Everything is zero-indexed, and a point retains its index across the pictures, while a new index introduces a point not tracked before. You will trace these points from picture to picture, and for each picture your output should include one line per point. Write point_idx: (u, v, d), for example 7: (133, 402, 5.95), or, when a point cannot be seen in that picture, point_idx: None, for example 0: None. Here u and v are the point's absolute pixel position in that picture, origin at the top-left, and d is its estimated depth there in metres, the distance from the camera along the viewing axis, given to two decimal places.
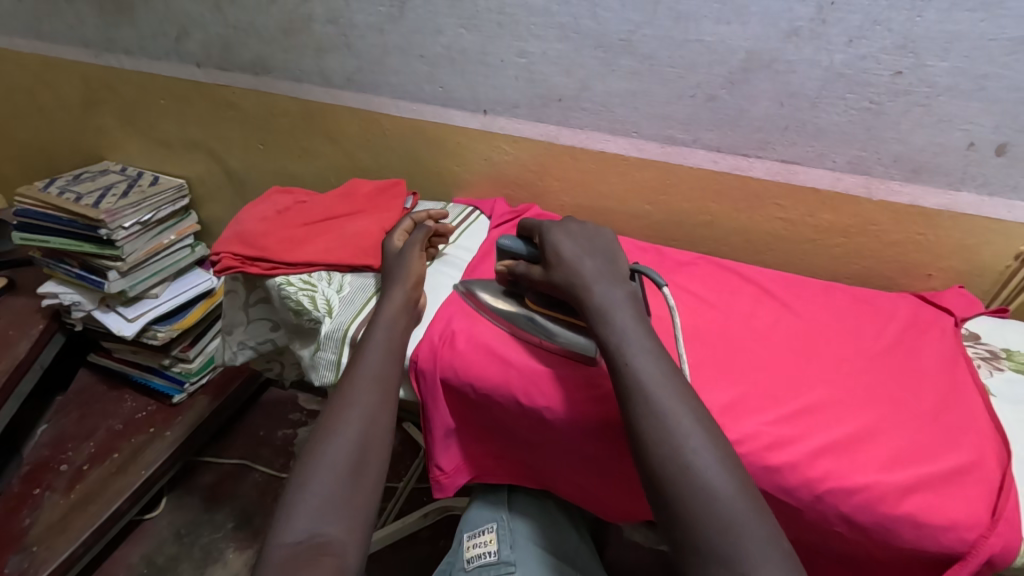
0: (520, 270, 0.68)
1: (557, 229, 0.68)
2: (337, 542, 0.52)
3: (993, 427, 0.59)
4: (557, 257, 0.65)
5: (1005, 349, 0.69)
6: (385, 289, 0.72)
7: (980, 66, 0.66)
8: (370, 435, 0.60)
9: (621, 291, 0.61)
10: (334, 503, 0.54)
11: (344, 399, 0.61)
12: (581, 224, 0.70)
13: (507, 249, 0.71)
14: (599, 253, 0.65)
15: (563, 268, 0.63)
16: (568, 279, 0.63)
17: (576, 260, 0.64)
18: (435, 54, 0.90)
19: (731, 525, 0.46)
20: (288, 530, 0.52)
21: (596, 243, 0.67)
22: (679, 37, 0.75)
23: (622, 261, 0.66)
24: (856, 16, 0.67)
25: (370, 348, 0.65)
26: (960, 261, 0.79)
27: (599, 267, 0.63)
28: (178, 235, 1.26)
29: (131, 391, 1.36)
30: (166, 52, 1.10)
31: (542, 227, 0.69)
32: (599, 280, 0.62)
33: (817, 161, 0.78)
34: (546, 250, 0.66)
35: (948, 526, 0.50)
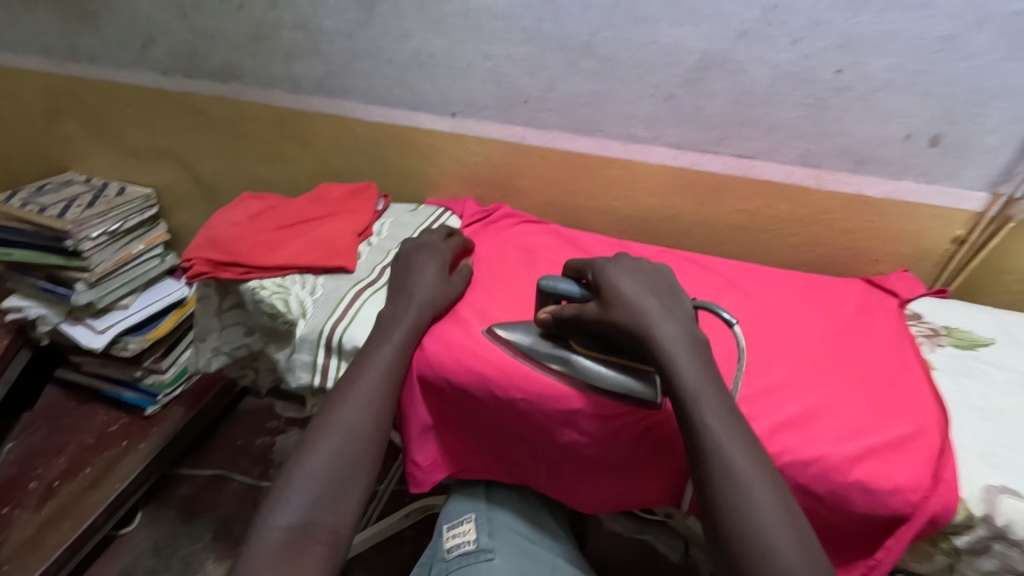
0: (571, 315, 0.64)
1: (613, 267, 0.66)
2: (329, 530, 0.55)
3: (936, 398, 0.63)
4: (619, 297, 0.62)
5: (945, 326, 0.74)
6: (404, 284, 0.72)
7: (914, 62, 0.70)
8: (374, 427, 0.61)
9: (686, 335, 0.59)
10: (327, 493, 0.57)
11: (345, 389, 0.62)
12: (636, 261, 0.68)
13: (552, 292, 0.66)
14: (663, 294, 0.63)
15: (628, 309, 0.60)
16: (634, 319, 0.60)
17: (641, 300, 0.61)
18: (403, 58, 0.91)
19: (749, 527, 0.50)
20: (280, 515, 0.55)
21: (658, 284, 0.65)
22: (638, 40, 0.78)
23: (684, 301, 0.64)
24: (799, 17, 0.71)
25: (379, 343, 0.65)
26: (904, 247, 0.84)
27: (664, 307, 0.61)
28: (147, 244, 1.25)
29: (103, 405, 1.34)
30: (132, 61, 1.10)
31: (595, 267, 0.67)
32: (668, 324, 0.60)
33: (770, 155, 0.82)
34: (606, 288, 0.63)
35: (894, 490, 0.54)
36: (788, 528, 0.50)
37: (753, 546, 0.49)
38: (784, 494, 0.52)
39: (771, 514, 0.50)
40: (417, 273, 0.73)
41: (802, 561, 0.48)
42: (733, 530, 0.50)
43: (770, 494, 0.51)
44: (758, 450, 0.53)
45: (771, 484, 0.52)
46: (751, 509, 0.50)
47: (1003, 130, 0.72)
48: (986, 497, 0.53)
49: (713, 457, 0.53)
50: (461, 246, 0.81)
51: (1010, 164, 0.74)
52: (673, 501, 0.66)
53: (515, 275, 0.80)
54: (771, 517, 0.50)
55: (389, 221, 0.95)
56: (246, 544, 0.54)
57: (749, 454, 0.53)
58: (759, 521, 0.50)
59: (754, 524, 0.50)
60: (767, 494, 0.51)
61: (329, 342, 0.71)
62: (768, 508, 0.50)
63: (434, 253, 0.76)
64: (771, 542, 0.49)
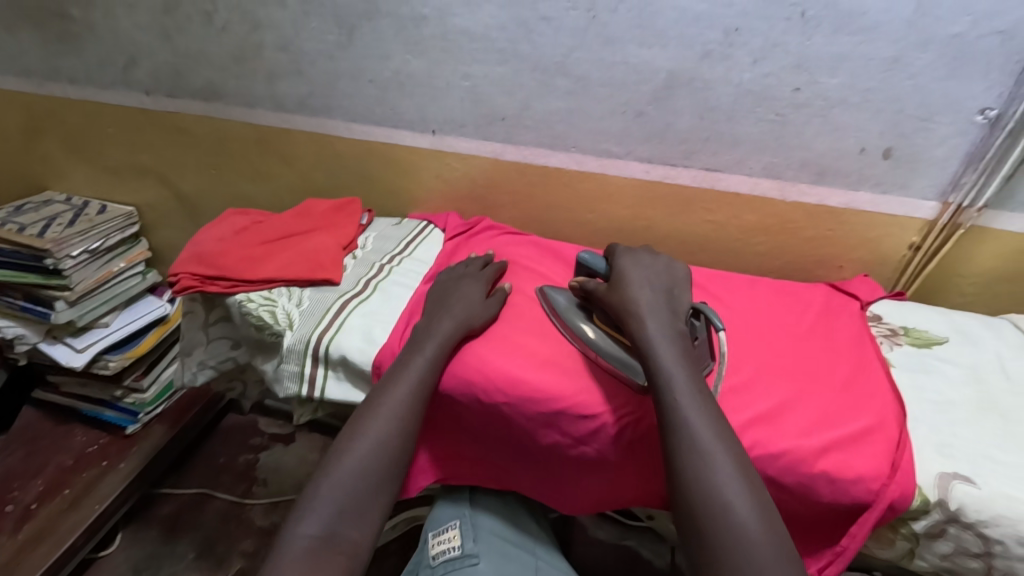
0: (593, 287, 0.72)
1: (628, 258, 0.74)
2: (354, 543, 0.58)
3: (894, 393, 0.67)
4: (619, 287, 0.69)
5: (903, 327, 0.78)
6: (436, 313, 0.73)
7: (863, 81, 0.76)
8: (394, 441, 0.63)
9: (671, 326, 0.65)
10: (353, 505, 0.59)
11: (381, 399, 0.64)
12: (654, 258, 0.76)
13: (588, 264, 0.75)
14: (660, 288, 0.70)
15: (622, 296, 0.68)
16: (624, 306, 0.67)
17: (635, 291, 0.68)
18: (384, 78, 0.94)
19: (715, 501, 0.53)
20: (307, 523, 0.57)
21: (658, 281, 0.71)
22: (609, 60, 0.83)
23: (679, 298, 0.70)
24: (757, 40, 0.76)
25: (415, 354, 0.67)
26: (865, 253, 0.89)
27: (655, 301, 0.68)
28: (128, 262, 1.25)
29: (82, 425, 1.32)
30: (114, 81, 1.11)
31: (617, 254, 0.75)
32: (654, 313, 0.66)
33: (736, 168, 0.87)
34: (614, 275, 0.71)
35: (857, 479, 0.57)
36: (757, 517, 0.52)
37: (735, 538, 0.51)
38: (751, 476, 0.55)
39: (739, 496, 0.53)
40: (459, 293, 0.75)
41: (768, 546, 0.51)
42: (705, 516, 0.53)
43: (748, 493, 0.54)
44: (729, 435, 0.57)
45: (739, 465, 0.55)
46: (731, 504, 0.53)
47: (949, 142, 0.77)
48: (940, 483, 0.57)
49: (687, 441, 0.56)
50: (497, 272, 0.82)
51: (957, 174, 0.79)
52: (643, 501, 0.70)
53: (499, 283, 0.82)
54: (737, 493, 0.53)
55: (373, 235, 0.97)
56: (274, 551, 0.56)
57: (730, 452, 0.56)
58: (737, 515, 0.52)
59: (726, 514, 0.53)
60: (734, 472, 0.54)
61: (316, 352, 0.72)
62: (735, 486, 0.54)
63: (477, 279, 0.79)
64: (748, 535, 0.51)
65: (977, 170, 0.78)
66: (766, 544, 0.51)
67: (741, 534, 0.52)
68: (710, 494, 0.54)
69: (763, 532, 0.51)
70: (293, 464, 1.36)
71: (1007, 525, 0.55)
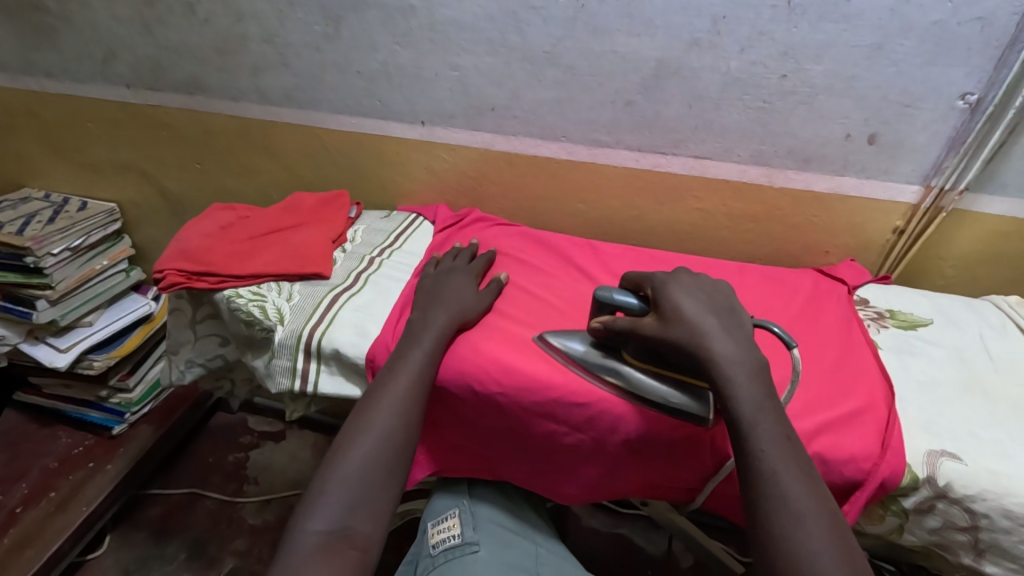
0: (623, 326, 0.64)
1: (673, 283, 0.65)
2: (364, 537, 0.57)
3: (883, 375, 0.68)
4: (677, 314, 0.61)
5: (889, 309, 0.80)
6: (427, 310, 0.72)
7: (849, 68, 0.77)
8: (398, 432, 0.62)
9: (746, 357, 0.59)
10: (361, 500, 0.58)
11: (381, 392, 0.64)
12: (694, 276, 0.68)
13: (609, 302, 0.67)
14: (723, 313, 0.62)
15: (685, 327, 0.60)
16: (692, 338, 0.59)
17: (699, 319, 0.61)
18: (371, 70, 0.93)
19: (789, 526, 0.50)
20: (316, 519, 0.56)
21: (717, 301, 0.64)
22: (598, 49, 0.83)
23: (744, 321, 0.63)
24: (744, 27, 0.76)
25: (412, 348, 0.67)
26: (850, 239, 0.90)
27: (722, 330, 0.60)
28: (111, 260, 1.23)
29: (66, 427, 1.30)
30: (92, 74, 1.08)
31: (655, 279, 0.67)
32: (726, 345, 0.59)
33: (724, 156, 0.87)
34: (665, 304, 0.63)
35: (848, 460, 0.58)
36: (822, 521, 0.50)
37: (802, 541, 0.49)
38: (821, 490, 0.53)
39: (806, 499, 0.51)
40: (452, 287, 0.75)
41: (834, 552, 0.49)
42: (769, 517, 0.51)
43: (813, 496, 0.52)
44: (802, 460, 0.54)
45: (804, 469, 0.53)
46: (796, 504, 0.51)
47: (931, 128, 0.79)
48: (928, 460, 0.58)
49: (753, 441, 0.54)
50: (486, 263, 0.82)
51: (939, 159, 0.81)
52: (644, 489, 0.70)
53: (489, 274, 0.82)
54: (810, 517, 0.50)
55: (362, 228, 0.97)
56: (282, 548, 0.55)
57: (791, 453, 0.54)
58: (801, 515, 0.51)
59: (791, 515, 0.51)
60: (806, 494, 0.52)
61: (308, 346, 0.72)
62: (807, 509, 0.51)
63: (466, 273, 0.78)
64: (815, 536, 0.50)
65: (957, 154, 0.80)
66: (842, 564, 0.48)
67: (809, 538, 0.49)
68: (779, 504, 0.51)
69: (828, 538, 0.50)
70: (285, 463, 1.35)
71: (992, 499, 0.56)
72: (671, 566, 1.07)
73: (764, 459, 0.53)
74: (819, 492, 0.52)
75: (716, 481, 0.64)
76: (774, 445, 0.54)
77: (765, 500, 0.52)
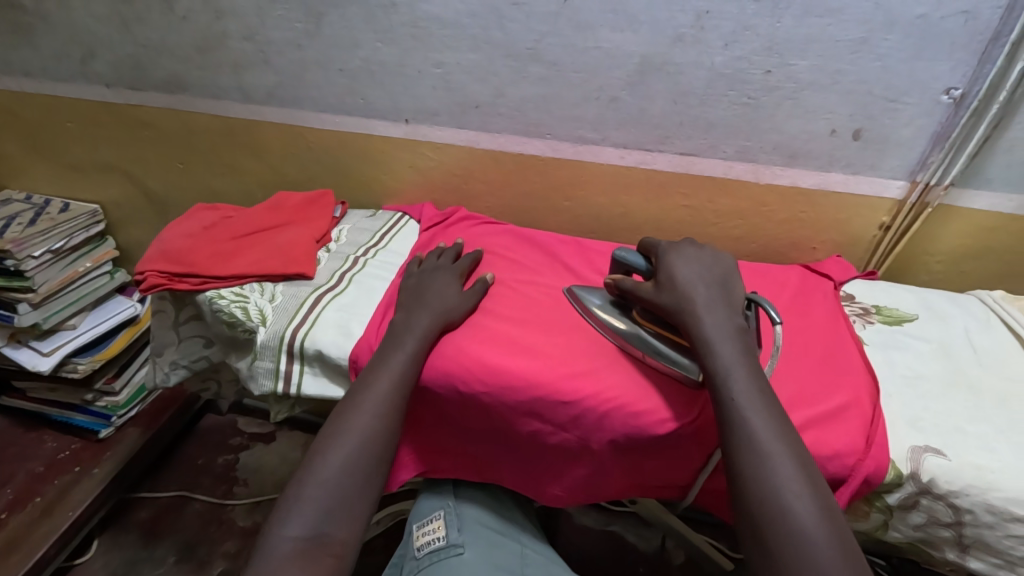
0: (629, 286, 0.68)
1: (674, 252, 0.68)
2: (341, 542, 0.57)
3: (868, 371, 0.68)
4: (670, 280, 0.65)
5: (875, 305, 0.80)
6: (410, 311, 0.71)
7: (833, 63, 0.76)
8: (377, 435, 0.62)
9: (730, 323, 0.61)
10: (339, 505, 0.58)
11: (362, 394, 0.63)
12: (700, 247, 0.70)
13: (623, 262, 0.71)
14: (716, 282, 0.65)
15: (674, 293, 0.63)
16: (678, 305, 0.63)
17: (688, 287, 0.64)
18: (354, 67, 0.92)
19: (777, 505, 0.50)
20: (291, 525, 0.56)
21: (715, 272, 0.66)
22: (581, 45, 0.82)
23: (737, 291, 0.65)
24: (728, 23, 0.76)
25: (393, 350, 0.66)
26: (837, 234, 0.90)
27: (712, 297, 0.63)
28: (94, 262, 1.22)
29: (51, 431, 1.28)
30: (72, 73, 1.06)
31: (661, 247, 0.70)
32: (713, 311, 0.62)
33: (710, 152, 0.87)
34: (661, 271, 0.66)
35: (833, 456, 0.58)
36: (808, 499, 0.50)
37: (788, 517, 0.49)
38: (809, 468, 0.53)
39: (792, 478, 0.51)
40: (436, 287, 0.75)
41: (820, 528, 0.49)
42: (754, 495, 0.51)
43: (799, 474, 0.51)
44: (789, 436, 0.54)
45: (792, 449, 0.53)
46: (782, 483, 0.51)
47: (916, 122, 0.79)
48: (912, 456, 0.58)
49: (739, 418, 0.54)
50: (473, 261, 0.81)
51: (924, 154, 0.81)
52: (637, 488, 0.69)
53: (475, 273, 0.81)
54: (796, 493, 0.50)
55: (347, 227, 0.96)
56: (257, 555, 0.55)
57: (778, 432, 0.54)
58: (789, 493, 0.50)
59: (776, 493, 0.51)
60: (794, 471, 0.51)
61: (291, 347, 0.71)
62: (795, 487, 0.51)
63: (451, 273, 0.78)
64: (800, 516, 0.49)
65: (943, 149, 0.80)
66: (826, 540, 0.48)
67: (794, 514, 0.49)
68: (765, 483, 0.51)
69: (814, 516, 0.49)
70: (275, 464, 1.34)
71: (976, 494, 0.56)
72: (663, 563, 1.07)
73: (750, 438, 0.53)
74: (806, 470, 0.52)
75: (707, 474, 0.64)
76: (761, 421, 0.54)
77: (752, 479, 0.52)
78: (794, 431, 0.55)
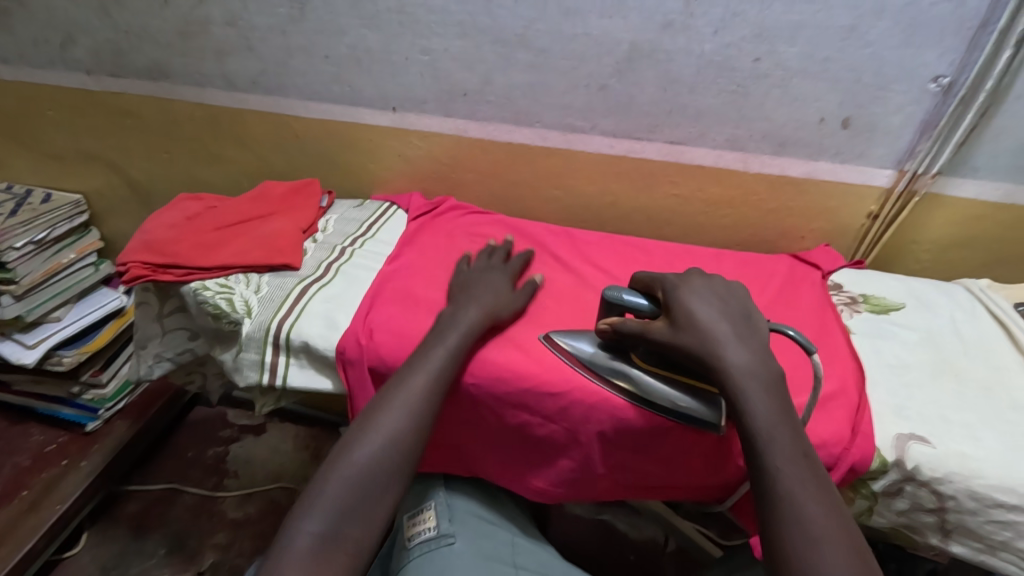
0: (632, 329, 0.61)
1: (686, 289, 0.63)
2: (355, 541, 0.55)
3: (854, 359, 0.68)
4: (691, 322, 0.59)
5: (863, 294, 0.80)
6: (456, 306, 0.69)
7: (822, 50, 0.76)
8: (408, 436, 0.60)
9: (760, 366, 0.57)
10: (356, 504, 0.56)
11: (395, 391, 0.61)
12: (710, 279, 0.65)
13: (617, 302, 0.63)
14: (737, 319, 0.61)
15: (698, 337, 0.58)
16: (701, 347, 0.58)
17: (711, 327, 0.59)
18: (340, 54, 0.91)
19: (797, 524, 0.50)
20: (310, 521, 0.54)
21: (733, 308, 0.62)
22: (570, 32, 0.81)
23: (760, 327, 0.61)
24: (717, 9, 0.75)
25: (435, 345, 0.64)
26: (825, 224, 0.90)
27: (734, 335, 0.59)
28: (79, 253, 1.21)
29: (37, 425, 1.26)
30: (50, 60, 1.04)
31: (667, 282, 0.64)
32: (735, 350, 0.58)
33: (699, 140, 0.86)
34: (675, 310, 0.61)
35: (820, 445, 0.58)
36: (828, 513, 0.50)
37: (810, 533, 0.49)
38: (825, 482, 0.53)
39: (809, 492, 0.51)
40: (481, 285, 0.72)
41: (839, 543, 0.49)
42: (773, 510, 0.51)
43: (814, 490, 0.51)
44: (806, 453, 0.53)
45: (807, 463, 0.53)
46: (798, 497, 0.51)
47: (905, 111, 0.79)
48: (897, 444, 0.59)
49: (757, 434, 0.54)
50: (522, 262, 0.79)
51: (913, 142, 0.81)
52: (623, 487, 0.68)
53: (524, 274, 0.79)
54: (813, 509, 0.50)
55: (334, 217, 0.95)
56: (272, 550, 0.53)
57: (794, 446, 0.53)
58: (810, 507, 0.50)
59: (793, 507, 0.51)
60: (811, 489, 0.51)
61: (277, 340, 0.70)
62: (811, 500, 0.51)
63: (500, 274, 0.75)
64: (821, 532, 0.49)
65: (931, 138, 0.80)
66: (845, 555, 0.48)
67: (815, 532, 0.49)
68: (782, 497, 0.51)
69: (832, 529, 0.49)
70: (265, 456, 1.34)
71: (960, 481, 0.57)
72: (654, 552, 1.08)
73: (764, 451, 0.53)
74: (823, 484, 0.52)
75: (694, 470, 0.64)
76: (780, 436, 0.53)
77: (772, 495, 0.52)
78: (810, 447, 0.54)
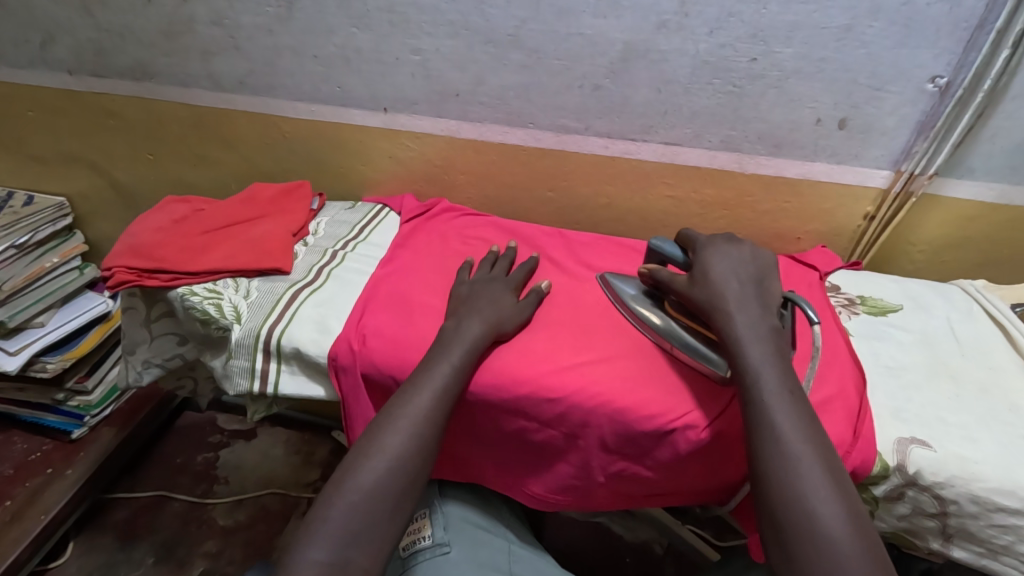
0: (665, 276, 0.67)
1: (709, 250, 0.67)
2: (362, 568, 0.53)
3: (853, 361, 0.67)
4: (704, 278, 0.63)
5: (860, 295, 0.80)
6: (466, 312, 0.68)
7: (818, 51, 0.75)
8: (413, 457, 0.58)
9: (762, 321, 0.59)
10: (364, 530, 0.54)
11: (400, 410, 0.59)
12: (739, 243, 0.69)
13: (659, 252, 0.71)
14: (751, 281, 0.63)
15: (707, 288, 0.62)
16: (709, 300, 0.61)
17: (721, 283, 0.62)
18: (329, 54, 0.89)
19: (785, 465, 0.51)
20: (315, 549, 0.52)
21: (750, 271, 0.64)
22: (563, 32, 0.80)
23: (772, 290, 0.64)
24: (713, 9, 0.74)
25: (439, 359, 0.62)
26: (821, 225, 0.90)
27: (745, 293, 0.62)
28: (62, 257, 1.18)
29: (21, 433, 1.23)
30: (30, 60, 1.02)
31: (699, 242, 0.69)
32: (744, 305, 0.60)
33: (694, 141, 0.86)
34: (696, 266, 0.65)
35: None
36: (817, 458, 0.51)
37: (798, 475, 0.50)
38: (818, 430, 0.53)
39: (799, 437, 0.52)
40: (484, 294, 0.71)
41: (826, 486, 0.50)
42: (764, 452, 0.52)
43: (806, 434, 0.52)
44: (802, 401, 0.54)
45: (801, 412, 0.53)
46: (788, 440, 0.52)
47: (900, 112, 0.78)
48: (898, 448, 0.58)
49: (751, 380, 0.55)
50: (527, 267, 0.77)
51: (909, 143, 0.80)
52: (625, 494, 0.67)
53: (530, 282, 0.78)
54: (803, 452, 0.51)
55: (326, 219, 0.94)
56: None
57: (787, 393, 0.54)
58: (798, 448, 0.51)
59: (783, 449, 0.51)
60: (801, 432, 0.52)
61: (267, 347, 0.69)
62: (801, 444, 0.51)
63: (504, 285, 0.73)
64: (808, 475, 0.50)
65: (927, 138, 0.79)
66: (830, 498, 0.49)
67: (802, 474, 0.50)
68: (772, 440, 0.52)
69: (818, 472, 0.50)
70: (256, 461, 1.32)
71: (960, 485, 0.56)
72: (649, 553, 1.07)
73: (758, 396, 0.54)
74: (816, 433, 0.53)
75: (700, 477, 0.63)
76: (774, 383, 0.55)
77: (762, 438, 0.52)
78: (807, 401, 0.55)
